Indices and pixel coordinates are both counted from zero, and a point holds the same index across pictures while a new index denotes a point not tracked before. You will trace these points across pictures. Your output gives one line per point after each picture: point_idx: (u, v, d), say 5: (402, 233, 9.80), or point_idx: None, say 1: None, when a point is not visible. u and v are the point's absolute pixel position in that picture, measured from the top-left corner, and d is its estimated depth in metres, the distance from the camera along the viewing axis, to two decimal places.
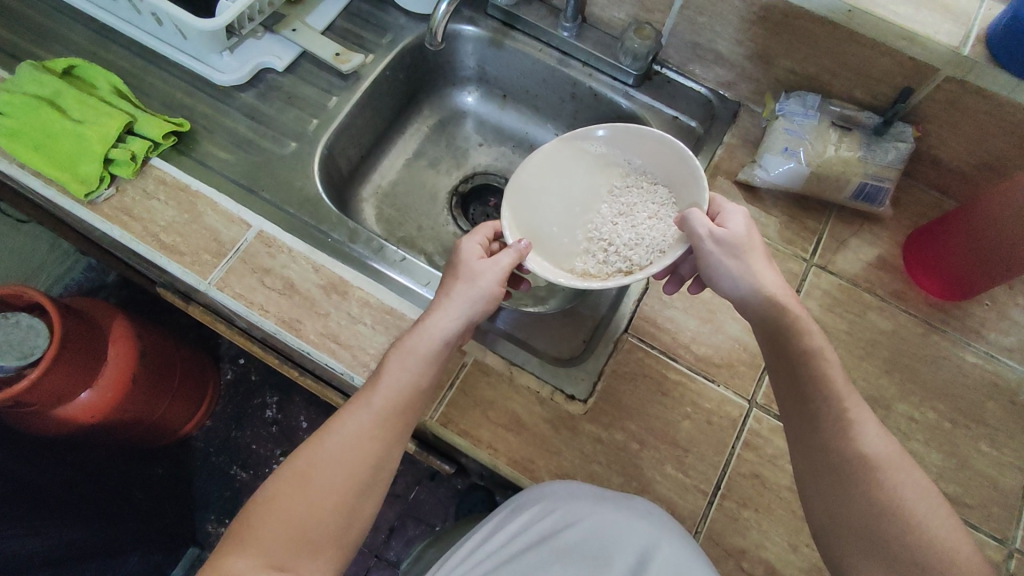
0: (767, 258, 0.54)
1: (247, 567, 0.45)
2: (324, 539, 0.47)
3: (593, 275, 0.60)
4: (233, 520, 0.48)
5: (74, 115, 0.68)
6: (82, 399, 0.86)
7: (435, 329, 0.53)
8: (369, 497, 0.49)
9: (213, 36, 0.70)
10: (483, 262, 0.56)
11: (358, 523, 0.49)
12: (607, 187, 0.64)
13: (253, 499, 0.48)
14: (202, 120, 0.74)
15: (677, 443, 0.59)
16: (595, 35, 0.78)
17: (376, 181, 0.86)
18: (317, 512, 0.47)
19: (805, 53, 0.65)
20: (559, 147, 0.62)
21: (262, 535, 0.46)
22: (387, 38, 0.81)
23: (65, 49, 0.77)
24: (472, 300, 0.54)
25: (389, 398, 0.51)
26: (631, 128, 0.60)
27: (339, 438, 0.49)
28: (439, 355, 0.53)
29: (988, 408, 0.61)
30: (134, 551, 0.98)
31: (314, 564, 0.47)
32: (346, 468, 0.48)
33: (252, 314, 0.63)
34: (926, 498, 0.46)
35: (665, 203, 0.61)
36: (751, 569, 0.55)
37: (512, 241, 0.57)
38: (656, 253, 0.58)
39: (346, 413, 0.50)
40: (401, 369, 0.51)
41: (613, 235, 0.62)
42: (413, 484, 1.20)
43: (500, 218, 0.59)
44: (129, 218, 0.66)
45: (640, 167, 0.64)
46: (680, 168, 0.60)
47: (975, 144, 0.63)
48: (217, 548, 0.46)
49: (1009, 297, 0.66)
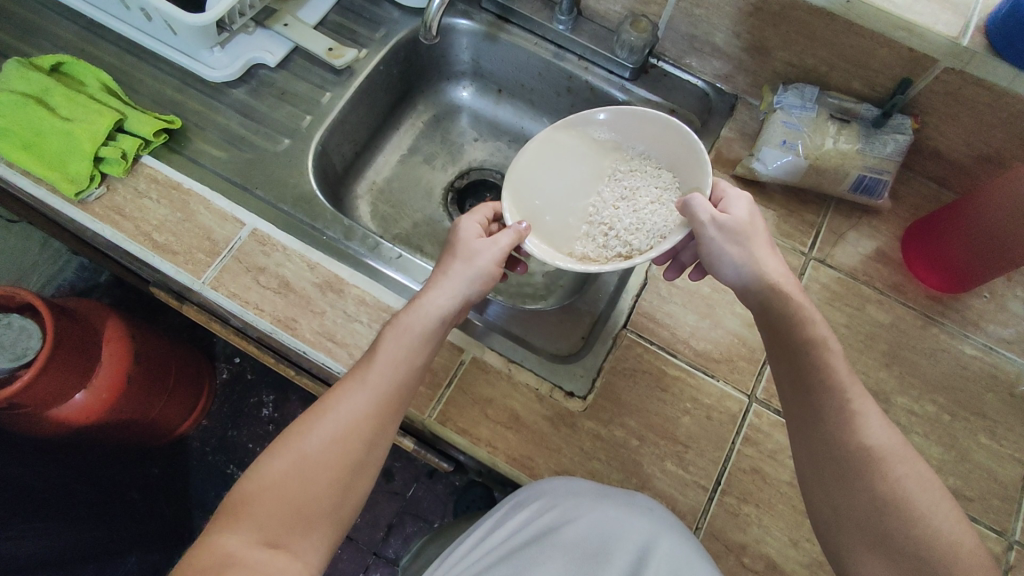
0: (770, 243, 0.53)
1: (240, 543, 0.43)
2: (319, 514, 0.46)
3: (592, 259, 0.59)
4: (224, 499, 0.46)
5: (62, 113, 0.67)
6: (77, 401, 0.85)
7: (431, 306, 0.52)
8: (364, 473, 0.48)
9: (203, 31, 0.69)
10: (482, 242, 0.55)
11: (352, 500, 0.48)
12: (609, 170, 0.64)
13: (246, 476, 0.47)
14: (194, 117, 0.73)
15: (677, 438, 0.59)
16: (591, 28, 0.77)
17: (370, 177, 0.85)
18: (312, 489, 0.46)
19: (803, 44, 0.65)
20: (561, 130, 0.62)
21: (256, 509, 0.45)
22: (380, 33, 0.80)
23: (52, 45, 0.75)
24: (469, 279, 0.54)
25: (385, 375, 0.50)
26: (634, 111, 0.60)
27: (334, 416, 0.48)
28: (435, 334, 0.53)
29: (988, 400, 0.61)
30: (132, 551, 0.99)
31: (308, 541, 0.46)
32: (341, 444, 0.48)
33: (247, 313, 0.62)
34: (929, 490, 0.45)
35: (668, 187, 0.60)
36: (751, 564, 0.55)
37: (511, 222, 0.57)
38: (657, 238, 0.57)
39: (341, 391, 0.50)
40: (396, 346, 0.51)
41: (614, 219, 0.62)
42: (411, 481, 1.19)
43: (500, 200, 0.59)
44: (120, 218, 0.65)
45: (643, 151, 0.63)
46: (684, 152, 0.59)
47: (973, 136, 0.63)
48: (209, 523, 0.45)
49: (1008, 289, 0.66)
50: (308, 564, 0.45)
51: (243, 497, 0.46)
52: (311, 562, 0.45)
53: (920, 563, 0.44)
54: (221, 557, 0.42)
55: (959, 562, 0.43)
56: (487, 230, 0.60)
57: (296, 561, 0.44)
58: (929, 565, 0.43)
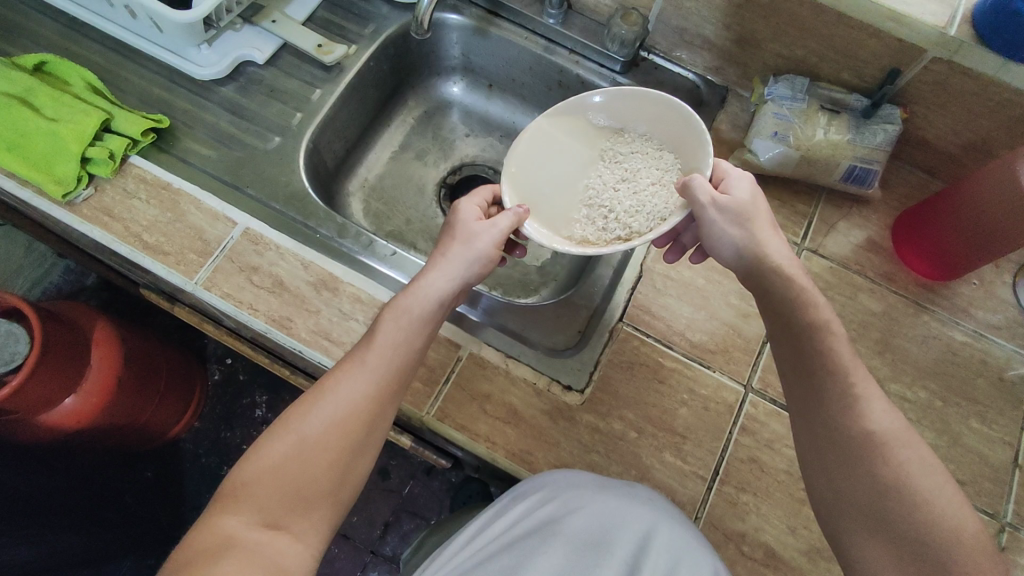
0: (771, 223, 0.54)
1: (240, 525, 0.43)
2: (318, 496, 0.46)
3: (592, 242, 0.59)
4: (222, 482, 0.46)
5: (47, 113, 0.66)
6: (67, 405, 0.84)
7: (430, 288, 0.52)
8: (363, 456, 0.48)
9: (190, 28, 0.68)
10: (481, 224, 0.55)
11: (351, 483, 0.48)
12: (609, 152, 0.63)
13: (244, 458, 0.47)
14: (182, 116, 0.72)
15: (675, 430, 0.59)
16: (581, 21, 0.77)
17: (362, 174, 0.85)
18: (312, 470, 0.46)
19: (793, 36, 0.65)
20: (560, 113, 0.62)
21: (255, 491, 0.45)
22: (370, 28, 0.79)
23: (35, 44, 0.74)
24: (468, 261, 0.54)
25: (385, 357, 0.50)
26: (635, 92, 0.60)
27: (333, 398, 0.48)
28: (435, 316, 0.53)
29: (978, 384, 0.62)
30: (127, 556, 0.98)
31: (309, 522, 0.45)
32: (341, 425, 0.47)
33: (241, 313, 0.61)
34: (932, 475, 0.46)
35: (669, 169, 0.60)
36: (751, 552, 0.56)
37: (511, 206, 0.57)
38: (657, 220, 0.57)
39: (341, 373, 0.49)
40: (395, 328, 0.51)
41: (613, 202, 0.61)
42: (407, 478, 1.19)
43: (500, 183, 0.59)
44: (109, 219, 0.64)
45: (644, 132, 0.63)
46: (686, 132, 0.59)
47: (961, 125, 0.64)
48: (208, 505, 0.45)
49: (996, 275, 0.67)
50: (309, 546, 0.45)
51: (243, 478, 0.45)
52: (312, 544, 0.45)
53: (920, 547, 0.44)
54: (223, 540, 0.42)
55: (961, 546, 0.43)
56: (485, 214, 0.60)
57: (296, 542, 0.45)
58: (931, 550, 0.44)
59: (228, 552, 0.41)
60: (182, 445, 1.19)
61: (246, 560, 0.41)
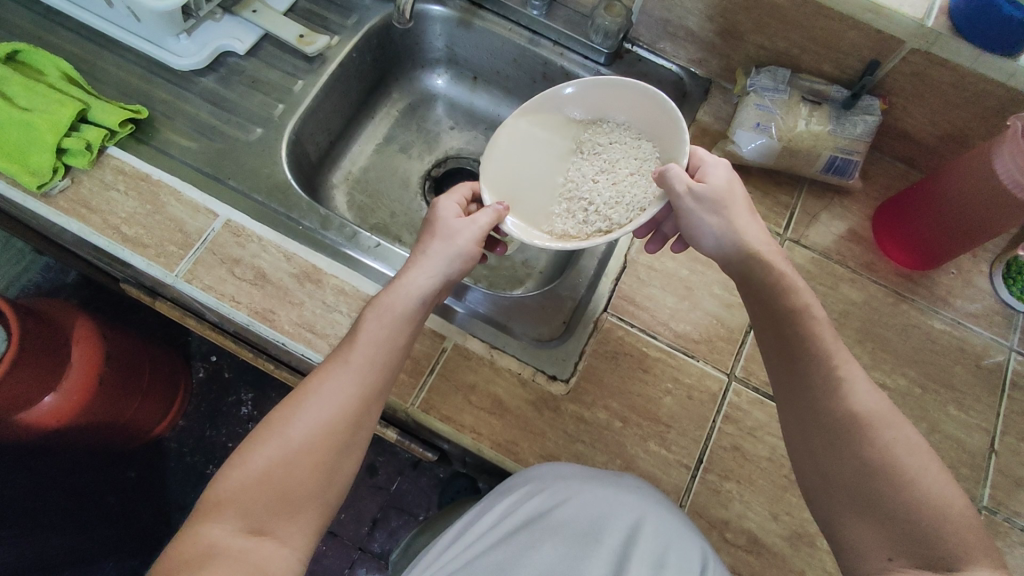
0: (750, 210, 0.54)
1: (224, 533, 0.43)
2: (303, 498, 0.46)
3: (573, 235, 0.59)
4: (205, 489, 0.45)
5: (21, 103, 0.65)
6: (46, 404, 0.83)
7: (412, 286, 0.52)
8: (348, 455, 0.48)
9: (168, 17, 0.67)
10: (462, 221, 0.56)
11: (337, 483, 0.48)
12: (588, 144, 0.63)
13: (228, 464, 0.46)
14: (161, 107, 0.71)
15: (659, 419, 0.60)
16: (565, 13, 0.77)
17: (345, 167, 0.84)
18: (296, 473, 0.45)
19: (774, 28, 0.66)
20: (537, 107, 0.62)
21: (238, 497, 0.44)
22: (352, 19, 0.78)
23: (8, 33, 0.72)
24: (450, 257, 0.54)
25: (367, 356, 0.49)
26: (611, 82, 0.60)
27: (316, 399, 0.48)
28: (418, 313, 0.53)
29: (956, 372, 0.63)
30: (108, 557, 0.97)
31: (294, 525, 0.45)
32: (325, 427, 0.47)
33: (223, 306, 0.61)
34: (917, 454, 0.46)
35: (648, 158, 0.60)
36: (734, 539, 0.56)
37: (491, 203, 0.57)
38: (636, 211, 0.58)
39: (323, 374, 0.49)
40: (378, 326, 0.51)
41: (594, 194, 0.61)
42: (395, 474, 1.18)
43: (479, 179, 0.59)
44: (87, 211, 0.63)
45: (622, 122, 0.63)
46: (663, 120, 0.59)
47: (939, 116, 0.65)
48: (191, 513, 0.44)
49: (973, 265, 0.68)
50: (295, 549, 0.45)
51: (226, 486, 0.45)
52: (299, 548, 0.45)
53: (909, 527, 0.44)
54: (205, 548, 0.42)
55: (947, 526, 0.44)
56: (465, 210, 0.60)
57: (282, 546, 0.44)
58: (919, 528, 0.44)
59: (210, 561, 0.41)
60: (166, 443, 1.18)
61: (230, 565, 0.41)
